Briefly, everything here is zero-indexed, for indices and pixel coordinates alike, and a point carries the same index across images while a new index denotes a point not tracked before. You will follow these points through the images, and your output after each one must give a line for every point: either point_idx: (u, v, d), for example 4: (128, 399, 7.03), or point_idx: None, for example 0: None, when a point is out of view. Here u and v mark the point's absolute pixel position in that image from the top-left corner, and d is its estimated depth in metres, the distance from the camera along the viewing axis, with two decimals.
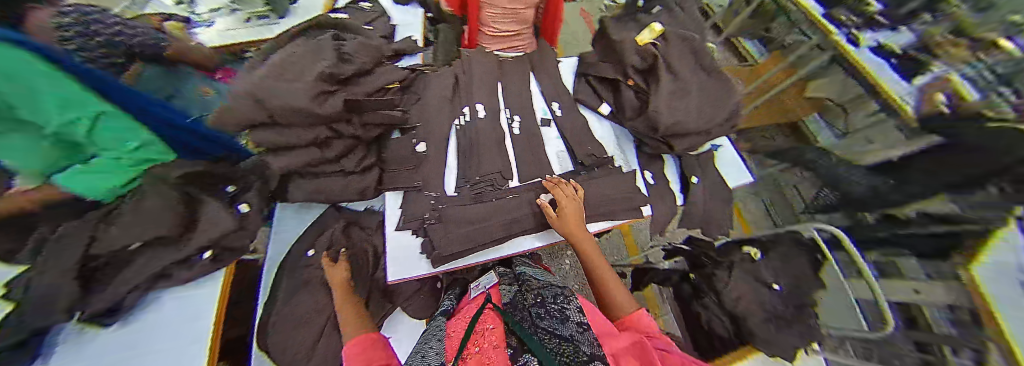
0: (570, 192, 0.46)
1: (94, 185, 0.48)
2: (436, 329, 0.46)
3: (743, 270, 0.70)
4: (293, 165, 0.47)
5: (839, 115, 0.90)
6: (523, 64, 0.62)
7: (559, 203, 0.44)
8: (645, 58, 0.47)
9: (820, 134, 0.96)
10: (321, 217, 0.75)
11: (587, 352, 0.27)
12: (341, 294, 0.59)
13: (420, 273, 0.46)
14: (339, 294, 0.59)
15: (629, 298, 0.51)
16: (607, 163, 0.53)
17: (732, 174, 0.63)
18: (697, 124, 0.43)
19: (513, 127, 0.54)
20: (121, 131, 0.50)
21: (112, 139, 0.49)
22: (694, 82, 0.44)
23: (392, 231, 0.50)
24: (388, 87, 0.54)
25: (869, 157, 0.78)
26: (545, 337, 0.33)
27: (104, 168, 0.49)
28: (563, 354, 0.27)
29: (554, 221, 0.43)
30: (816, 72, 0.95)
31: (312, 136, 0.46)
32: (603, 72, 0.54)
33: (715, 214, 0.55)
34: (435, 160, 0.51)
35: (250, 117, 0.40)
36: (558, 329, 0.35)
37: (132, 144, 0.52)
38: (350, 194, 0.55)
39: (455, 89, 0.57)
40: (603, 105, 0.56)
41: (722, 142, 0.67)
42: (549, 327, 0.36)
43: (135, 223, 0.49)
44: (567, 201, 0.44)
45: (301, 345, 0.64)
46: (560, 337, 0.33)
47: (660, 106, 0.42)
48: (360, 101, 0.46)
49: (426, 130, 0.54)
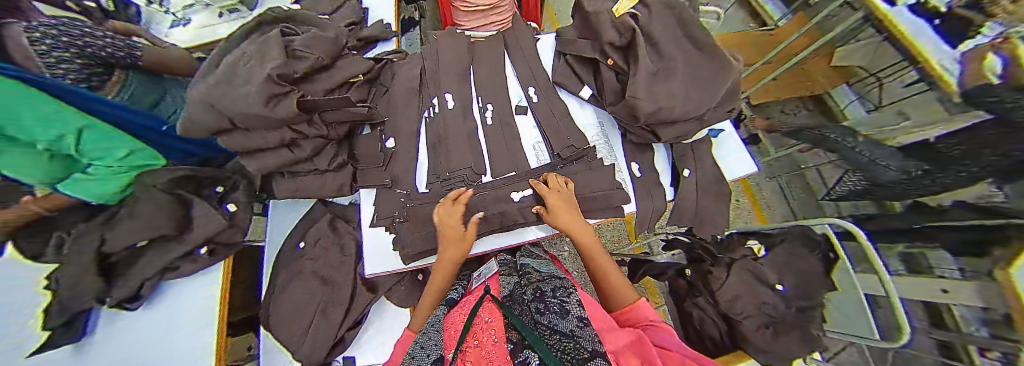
0: (563, 184, 0.44)
1: (98, 191, 0.54)
2: (433, 321, 0.41)
3: (743, 270, 0.70)
4: (267, 167, 0.47)
5: (872, 86, 0.88)
6: (495, 46, 0.59)
7: (545, 195, 0.43)
8: (622, 33, 0.41)
9: (849, 105, 0.96)
10: (311, 211, 0.76)
11: (591, 347, 0.23)
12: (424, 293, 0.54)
13: (393, 268, 0.50)
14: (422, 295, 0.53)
15: (631, 289, 0.47)
16: (587, 153, 0.50)
17: (730, 165, 0.57)
18: (683, 112, 0.39)
19: (486, 116, 0.53)
20: (110, 142, 0.53)
21: (105, 150, 0.52)
22: (679, 59, 0.39)
23: (366, 228, 0.51)
24: (352, 81, 0.54)
25: (899, 138, 0.74)
26: (546, 331, 0.28)
27: (105, 175, 0.54)
28: (565, 350, 0.22)
29: (546, 216, 0.42)
30: (841, 40, 0.88)
31: (277, 137, 0.45)
32: (581, 50, 0.49)
33: (706, 208, 0.52)
34: (403, 156, 0.51)
35: (214, 125, 0.40)
36: (562, 321, 0.30)
37: (123, 153, 0.55)
38: (327, 192, 0.53)
39: (423, 79, 0.57)
40: (582, 89, 0.52)
41: (726, 125, 0.61)
42: (552, 320, 0.31)
43: (127, 230, 0.53)
44: (550, 192, 0.42)
45: (298, 336, 0.65)
46: (561, 333, 0.27)
47: (638, 92, 0.37)
48: (317, 100, 0.43)
49: (395, 125, 0.54)
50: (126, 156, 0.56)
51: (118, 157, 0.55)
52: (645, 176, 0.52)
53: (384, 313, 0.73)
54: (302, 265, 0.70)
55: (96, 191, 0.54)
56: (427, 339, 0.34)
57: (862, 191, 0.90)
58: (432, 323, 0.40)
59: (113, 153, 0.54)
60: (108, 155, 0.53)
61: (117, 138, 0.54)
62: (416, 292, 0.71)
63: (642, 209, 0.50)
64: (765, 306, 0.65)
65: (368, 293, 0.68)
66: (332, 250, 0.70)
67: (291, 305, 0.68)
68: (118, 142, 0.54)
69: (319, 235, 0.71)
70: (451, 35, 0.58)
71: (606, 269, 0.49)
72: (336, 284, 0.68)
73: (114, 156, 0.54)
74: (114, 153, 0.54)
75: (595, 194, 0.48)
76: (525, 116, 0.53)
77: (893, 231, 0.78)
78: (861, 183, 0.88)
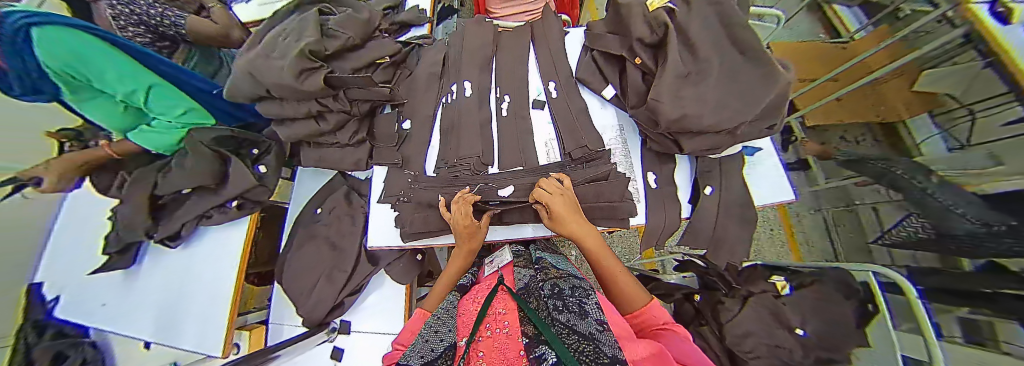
0: (556, 184, 0.43)
1: (161, 141, 0.62)
2: (448, 302, 0.40)
3: (760, 306, 0.65)
4: (293, 135, 0.51)
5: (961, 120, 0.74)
6: (522, 36, 0.58)
7: (546, 200, 0.40)
8: (654, 29, 0.38)
9: (929, 140, 0.82)
10: (332, 181, 0.81)
11: (610, 351, 0.21)
12: (447, 272, 0.56)
13: (392, 244, 0.52)
14: (445, 273, 0.56)
15: (640, 290, 0.46)
16: (599, 156, 0.48)
17: (762, 191, 0.52)
18: (714, 121, 0.35)
19: (501, 107, 0.52)
20: (172, 101, 0.59)
21: (166, 107, 0.59)
22: (716, 61, 0.35)
23: (374, 202, 0.54)
24: (378, 62, 0.55)
25: (984, 185, 0.63)
26: (563, 331, 0.26)
27: (167, 129, 0.62)
28: (583, 352, 0.21)
29: (549, 222, 0.42)
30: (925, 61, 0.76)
31: (305, 108, 0.48)
32: (608, 46, 0.46)
33: (725, 231, 0.48)
34: (417, 138, 0.53)
35: (252, 91, 0.44)
36: (580, 322, 0.28)
37: (180, 112, 0.61)
38: (346, 164, 0.56)
39: (445, 65, 0.57)
40: (604, 88, 0.50)
41: (764, 143, 0.55)
42: (570, 320, 0.29)
43: (177, 179, 0.61)
44: (551, 197, 0.40)
45: (307, 293, 0.71)
46: (580, 334, 0.25)
47: (661, 94, 0.34)
48: (343, 77, 0.45)
49: (414, 107, 0.55)
50: (183, 114, 0.62)
51: (177, 115, 0.61)
52: (660, 189, 0.49)
53: (383, 286, 0.77)
54: (317, 230, 0.76)
55: (158, 142, 0.62)
56: (439, 319, 0.34)
57: (925, 240, 0.78)
58: (445, 304, 0.39)
59: (172, 111, 0.60)
60: (169, 111, 0.60)
61: (178, 97, 0.60)
62: (414, 270, 0.74)
63: (653, 223, 0.47)
64: (778, 350, 0.58)
65: (370, 264, 0.72)
66: (342, 219, 0.73)
67: (303, 264, 0.73)
68: (179, 101, 0.60)
69: (334, 205, 0.75)
70: (478, 21, 0.58)
71: (613, 272, 0.46)
72: (344, 252, 0.72)
73: (172, 113, 0.60)
74: (174, 110, 0.60)
75: (602, 200, 0.46)
76: (541, 110, 0.52)
77: (957, 292, 0.66)
78: (927, 232, 0.75)
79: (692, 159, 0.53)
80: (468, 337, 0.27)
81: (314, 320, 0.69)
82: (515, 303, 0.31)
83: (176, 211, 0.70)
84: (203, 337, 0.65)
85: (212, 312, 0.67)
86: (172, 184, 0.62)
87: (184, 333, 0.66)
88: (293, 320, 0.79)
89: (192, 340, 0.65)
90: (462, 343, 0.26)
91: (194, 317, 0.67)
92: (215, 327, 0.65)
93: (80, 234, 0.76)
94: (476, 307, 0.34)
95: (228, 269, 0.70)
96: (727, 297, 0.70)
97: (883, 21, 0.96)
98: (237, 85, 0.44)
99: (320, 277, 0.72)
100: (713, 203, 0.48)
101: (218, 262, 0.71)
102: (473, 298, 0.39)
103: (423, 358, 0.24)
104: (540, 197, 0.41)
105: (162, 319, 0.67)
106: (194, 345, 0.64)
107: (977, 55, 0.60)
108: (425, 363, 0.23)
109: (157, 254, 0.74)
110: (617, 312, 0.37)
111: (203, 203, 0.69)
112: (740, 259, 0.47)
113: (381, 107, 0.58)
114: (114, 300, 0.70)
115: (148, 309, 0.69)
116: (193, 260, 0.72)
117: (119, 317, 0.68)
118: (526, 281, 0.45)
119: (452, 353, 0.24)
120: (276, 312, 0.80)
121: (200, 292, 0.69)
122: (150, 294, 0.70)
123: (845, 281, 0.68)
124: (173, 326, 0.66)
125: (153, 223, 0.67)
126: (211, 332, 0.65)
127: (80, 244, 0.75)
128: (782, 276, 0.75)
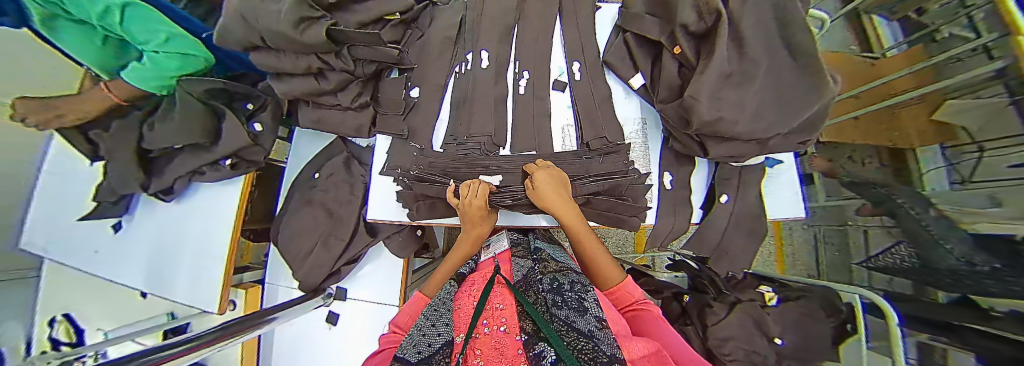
0: (549, 162, 0.41)
1: (155, 80, 0.54)
2: (444, 292, 0.40)
3: (745, 313, 0.66)
4: (292, 93, 0.47)
5: (966, 153, 0.71)
6: (550, 5, 0.51)
7: (534, 174, 0.39)
8: (703, 17, 0.33)
9: (933, 171, 0.79)
10: (332, 145, 0.77)
11: (610, 350, 0.20)
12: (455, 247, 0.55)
13: (392, 219, 0.51)
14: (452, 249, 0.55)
15: (617, 268, 0.46)
16: (619, 150, 0.45)
17: (775, 204, 0.51)
18: (748, 130, 0.33)
19: (519, 84, 0.48)
20: (153, 24, 0.44)
21: (147, 33, 0.44)
22: (766, 63, 0.32)
23: (377, 175, 0.51)
24: (388, 19, 0.49)
25: (979, 225, 0.64)
26: (563, 328, 0.26)
27: (159, 65, 0.50)
28: (582, 350, 0.20)
29: (531, 194, 0.39)
30: (949, 91, 0.73)
31: (304, 64, 0.43)
32: (645, 30, 0.42)
33: (731, 241, 0.48)
34: (426, 108, 0.50)
35: (245, 38, 0.39)
36: (579, 319, 0.28)
37: (164, 40, 0.47)
38: (347, 130, 0.52)
39: (461, 29, 0.52)
40: (633, 76, 0.47)
41: (786, 157, 0.53)
42: (569, 317, 0.28)
43: (164, 132, 0.56)
44: (540, 170, 0.39)
45: (300, 257, 0.70)
46: (580, 332, 0.25)
47: (700, 94, 0.31)
48: (348, 33, 0.39)
49: (423, 74, 0.51)
50: (168, 43, 0.48)
51: (164, 46, 0.47)
52: (674, 191, 0.48)
53: (379, 257, 0.79)
54: (313, 195, 0.73)
55: (152, 80, 0.54)
56: (436, 311, 0.33)
57: (907, 267, 0.80)
58: (442, 294, 0.39)
59: (155, 39, 0.45)
60: (151, 40, 0.46)
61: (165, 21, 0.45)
62: (412, 245, 0.74)
63: (662, 225, 0.47)
64: (753, 355, 0.60)
65: (368, 235, 0.71)
66: (341, 184, 0.71)
67: (298, 229, 0.72)
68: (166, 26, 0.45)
69: (332, 170, 0.72)
70: None
71: (600, 263, 0.45)
72: (341, 219, 0.70)
73: (156, 43, 0.46)
74: (156, 38, 0.46)
75: (612, 209, 0.46)
76: (561, 93, 0.49)
77: (923, 320, 0.70)
78: (913, 261, 0.77)
79: (710, 165, 0.51)
80: (468, 333, 0.26)
81: (310, 285, 0.70)
82: (514, 299, 0.30)
83: (166, 164, 0.66)
84: (197, 294, 0.67)
85: (204, 272, 0.67)
86: (161, 141, 0.57)
87: (181, 289, 0.67)
88: (288, 281, 0.80)
89: (187, 295, 0.67)
90: (460, 339, 0.25)
91: (187, 275, 0.68)
92: (208, 285, 0.67)
93: (65, 178, 0.72)
94: (474, 302, 0.33)
95: (221, 225, 0.70)
96: (715, 301, 0.71)
97: (919, 41, 0.86)
98: (227, 29, 0.39)
99: (315, 243, 0.70)
100: (726, 211, 0.47)
101: (209, 220, 0.70)
102: (470, 290, 0.38)
103: (421, 352, 0.23)
104: (530, 172, 0.40)
105: (156, 273, 0.69)
106: (190, 300, 0.67)
107: (1006, 90, 0.58)
108: (420, 361, 0.22)
109: (150, 207, 0.73)
110: (613, 308, 0.37)
111: (193, 159, 0.64)
112: (740, 270, 0.48)
113: (387, 70, 0.54)
114: (107, 248, 0.70)
115: (142, 261, 0.69)
116: (185, 217, 0.71)
117: (114, 266, 0.69)
118: (524, 272, 0.45)
119: (449, 349, 0.23)
120: (272, 273, 0.81)
121: (191, 254, 0.69)
122: (144, 247, 0.70)
123: (831, 300, 0.70)
124: (168, 281, 0.68)
125: (145, 174, 0.64)
126: (206, 293, 0.66)
127: (63, 189, 0.71)
128: (771, 287, 0.80)
